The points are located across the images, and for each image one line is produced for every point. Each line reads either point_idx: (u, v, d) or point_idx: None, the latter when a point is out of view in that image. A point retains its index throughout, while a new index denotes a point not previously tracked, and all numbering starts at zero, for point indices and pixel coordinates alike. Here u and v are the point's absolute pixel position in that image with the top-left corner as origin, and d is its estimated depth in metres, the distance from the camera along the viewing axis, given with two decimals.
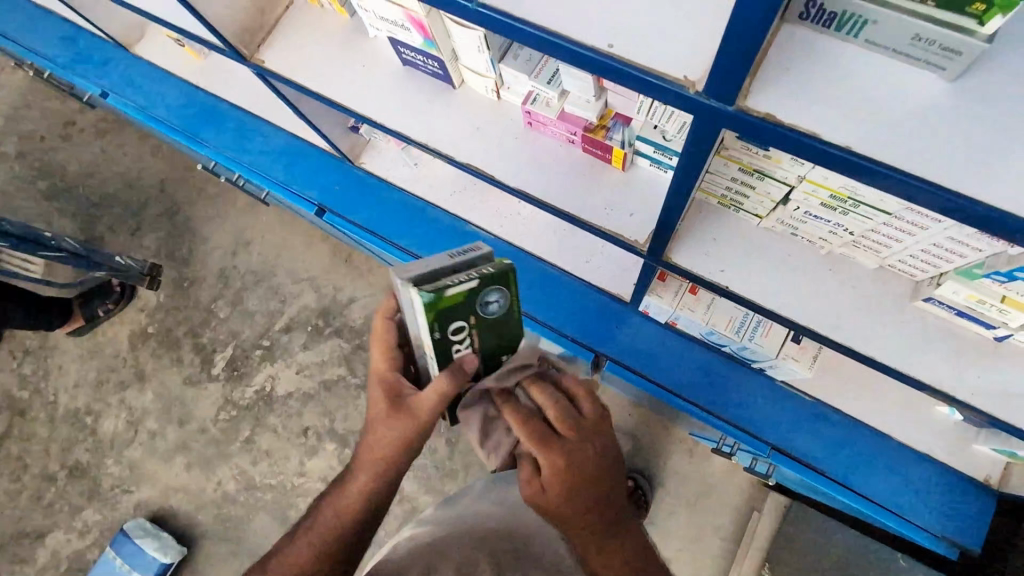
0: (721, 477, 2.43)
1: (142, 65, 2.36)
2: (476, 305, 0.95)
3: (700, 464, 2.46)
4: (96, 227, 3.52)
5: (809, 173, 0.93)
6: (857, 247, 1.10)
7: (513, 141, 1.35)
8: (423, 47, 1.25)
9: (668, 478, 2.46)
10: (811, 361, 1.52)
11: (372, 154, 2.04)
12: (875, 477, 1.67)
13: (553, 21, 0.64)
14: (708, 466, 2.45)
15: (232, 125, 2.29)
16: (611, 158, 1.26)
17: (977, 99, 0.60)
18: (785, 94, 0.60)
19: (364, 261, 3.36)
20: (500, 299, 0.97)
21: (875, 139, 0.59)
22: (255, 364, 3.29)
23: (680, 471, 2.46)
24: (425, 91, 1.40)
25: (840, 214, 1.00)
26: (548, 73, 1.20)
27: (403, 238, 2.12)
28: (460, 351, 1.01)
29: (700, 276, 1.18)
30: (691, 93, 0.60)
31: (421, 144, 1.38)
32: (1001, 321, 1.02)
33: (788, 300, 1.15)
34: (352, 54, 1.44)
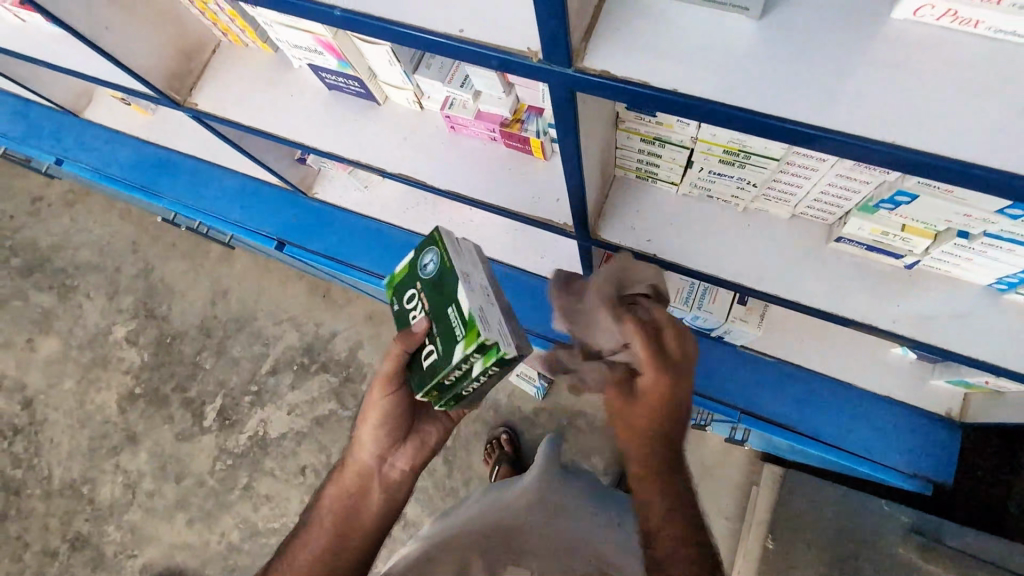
0: (716, 457, 2.45)
1: (92, 128, 2.43)
2: (417, 269, 0.99)
3: (694, 447, 2.48)
4: (75, 296, 3.56)
5: (699, 133, 0.99)
6: (767, 200, 1.15)
7: (440, 145, 1.40)
8: (340, 69, 1.31)
9: None
10: (759, 320, 1.55)
11: (323, 183, 2.11)
12: (846, 428, 1.70)
13: (407, 16, 0.70)
14: (702, 448, 2.47)
15: (185, 173, 2.35)
16: (531, 149, 1.31)
17: (791, 31, 0.63)
18: (616, 52, 0.64)
19: (342, 294, 3.40)
20: (434, 258, 0.96)
21: (702, 81, 0.63)
22: (246, 411, 3.30)
23: None
24: (351, 111, 1.46)
25: (740, 169, 1.05)
26: (460, 77, 1.25)
27: (362, 259, 2.18)
28: (415, 317, 0.97)
29: (627, 248, 1.24)
30: (534, 63, 0.65)
31: (355, 163, 1.44)
32: (907, 249, 1.08)
33: (711, 259, 1.21)
34: (280, 87, 1.51)
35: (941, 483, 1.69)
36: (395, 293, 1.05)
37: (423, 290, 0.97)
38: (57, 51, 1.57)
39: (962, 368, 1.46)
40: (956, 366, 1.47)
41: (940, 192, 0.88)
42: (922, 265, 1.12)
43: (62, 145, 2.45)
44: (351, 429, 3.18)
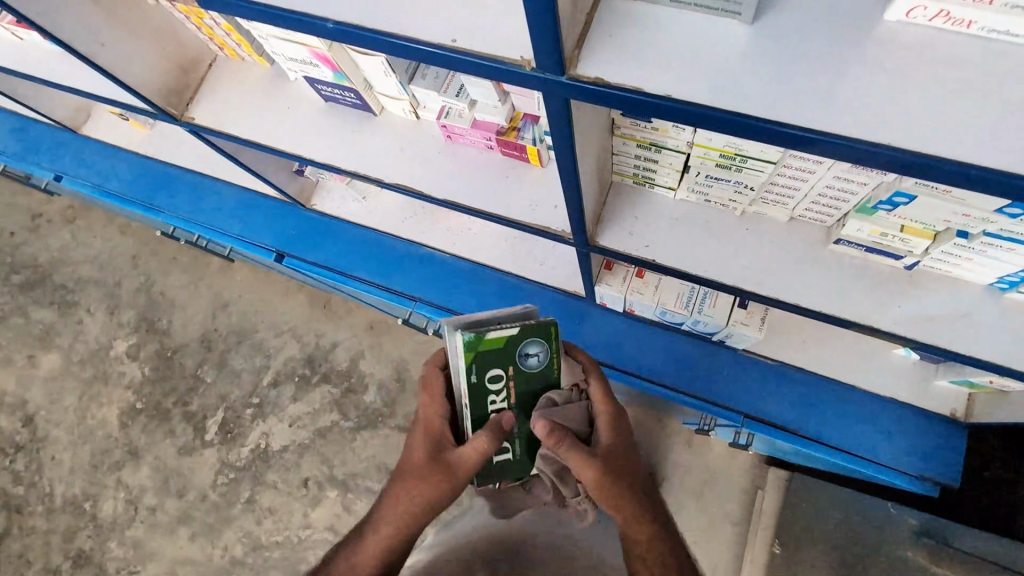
0: (721, 462, 2.43)
1: (91, 144, 2.44)
2: (517, 355, 1.02)
3: (699, 452, 2.46)
4: (76, 311, 3.56)
5: (695, 137, 0.99)
6: (765, 203, 1.15)
7: (438, 155, 1.40)
8: (336, 81, 1.32)
9: (670, 471, 2.46)
10: (760, 323, 1.54)
11: (322, 194, 2.11)
12: (850, 430, 1.68)
13: (399, 27, 0.70)
14: (707, 453, 2.46)
15: (185, 187, 2.36)
16: (528, 157, 1.31)
17: (785, 34, 0.63)
18: (610, 58, 0.64)
19: (343, 304, 3.40)
20: (540, 353, 1.04)
21: (697, 85, 0.62)
22: (248, 423, 3.28)
23: (681, 462, 2.46)
24: (348, 122, 1.47)
25: (736, 172, 1.05)
26: (456, 87, 1.26)
27: (360, 270, 2.16)
28: (495, 403, 1.05)
29: (625, 254, 1.23)
30: (528, 71, 0.65)
31: (353, 174, 1.44)
32: (907, 250, 1.08)
33: (711, 264, 1.20)
34: (277, 100, 1.51)
35: (950, 485, 1.65)
36: (475, 362, 1.00)
37: (514, 378, 1.04)
38: (56, 69, 1.58)
39: (966, 368, 1.45)
40: (959, 365, 1.46)
41: (938, 193, 0.88)
42: (922, 265, 1.11)
43: (61, 161, 2.46)
44: (353, 441, 3.17)
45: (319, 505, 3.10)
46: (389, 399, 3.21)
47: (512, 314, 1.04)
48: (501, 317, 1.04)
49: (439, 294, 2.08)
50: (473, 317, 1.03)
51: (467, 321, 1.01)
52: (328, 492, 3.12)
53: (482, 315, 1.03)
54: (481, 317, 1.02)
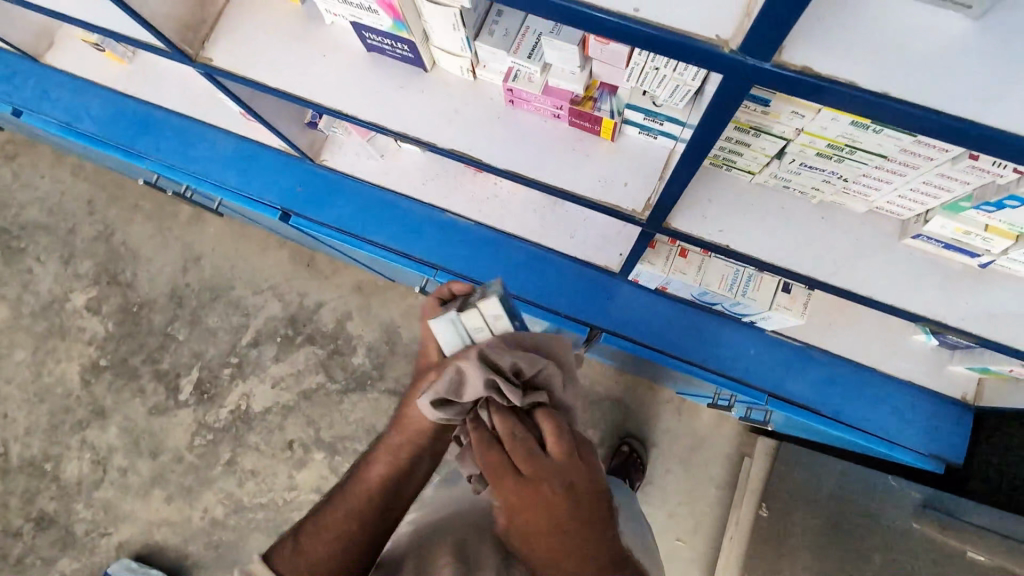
0: (710, 428, 2.55)
1: (53, 75, 2.14)
2: None
3: (688, 419, 2.58)
4: (24, 259, 3.24)
5: (807, 125, 0.94)
6: (847, 194, 1.14)
7: (497, 121, 1.29)
8: (393, 30, 1.18)
9: (660, 437, 2.58)
10: (802, 308, 1.56)
11: (333, 150, 1.94)
12: (865, 410, 1.77)
13: None
14: (696, 420, 2.58)
15: (170, 132, 2.11)
16: (600, 131, 1.24)
17: (999, 36, 0.61)
18: (818, 41, 0.58)
19: (328, 262, 3.23)
20: None
21: (914, 80, 0.58)
22: (226, 384, 3.14)
23: (670, 427, 2.58)
24: (395, 77, 1.32)
25: (835, 162, 1.01)
26: (528, 46, 1.15)
27: (376, 234, 2.02)
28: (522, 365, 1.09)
29: (699, 238, 1.18)
30: (725, 52, 0.58)
31: (399, 134, 1.30)
32: (985, 249, 1.10)
33: (788, 253, 1.17)
34: (309, 42, 1.34)
35: (952, 462, 1.77)
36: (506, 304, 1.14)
37: None
38: None
39: (983, 355, 1.53)
40: (977, 353, 1.55)
41: None
42: (995, 264, 1.14)
43: (19, 93, 2.16)
44: (341, 403, 3.07)
45: (304, 467, 3.03)
46: (378, 362, 3.12)
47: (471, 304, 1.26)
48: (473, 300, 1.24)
49: (462, 264, 1.98)
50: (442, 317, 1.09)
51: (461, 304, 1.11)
52: (314, 454, 3.04)
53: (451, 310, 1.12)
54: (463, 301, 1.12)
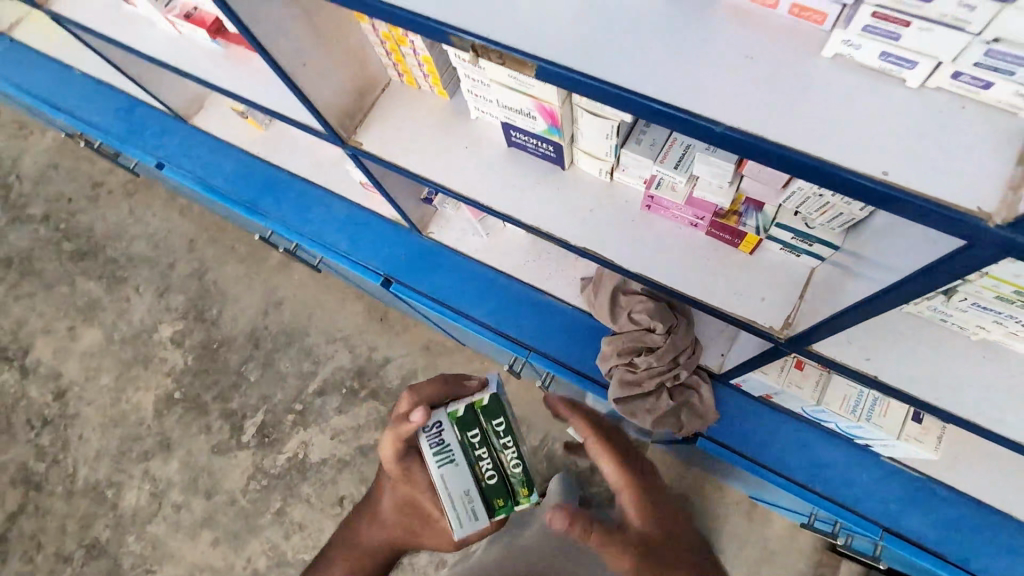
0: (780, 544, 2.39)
1: (198, 135, 2.37)
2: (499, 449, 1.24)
3: (761, 530, 2.42)
4: (124, 288, 3.47)
5: (994, 270, 0.88)
6: (1017, 337, 1.06)
7: (630, 223, 1.30)
8: (544, 134, 1.23)
9: (729, 544, 2.41)
10: (936, 441, 1.44)
11: (440, 224, 2.02)
12: (1000, 563, 1.56)
13: (812, 143, 0.61)
14: (768, 531, 2.41)
15: (292, 194, 2.26)
16: (739, 243, 1.22)
17: None
18: None
19: (400, 319, 3.29)
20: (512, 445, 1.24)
21: None
22: (287, 430, 3.16)
23: (739, 534, 2.42)
24: (533, 172, 1.36)
25: (1018, 307, 0.95)
26: (675, 157, 1.15)
27: (472, 307, 2.04)
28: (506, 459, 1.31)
29: (845, 365, 1.11)
30: (987, 224, 0.56)
31: (531, 227, 1.34)
32: None
33: (944, 392, 1.09)
34: (453, 133, 1.41)
35: None
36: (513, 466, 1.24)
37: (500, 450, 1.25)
38: (221, 72, 1.57)
39: None
40: None
41: None
42: None
43: (166, 148, 2.40)
44: None
45: None
46: None
47: (468, 454, 1.23)
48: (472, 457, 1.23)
49: (556, 346, 1.97)
50: (453, 501, 1.21)
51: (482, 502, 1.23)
52: None
53: (456, 480, 1.22)
54: (470, 470, 1.23)
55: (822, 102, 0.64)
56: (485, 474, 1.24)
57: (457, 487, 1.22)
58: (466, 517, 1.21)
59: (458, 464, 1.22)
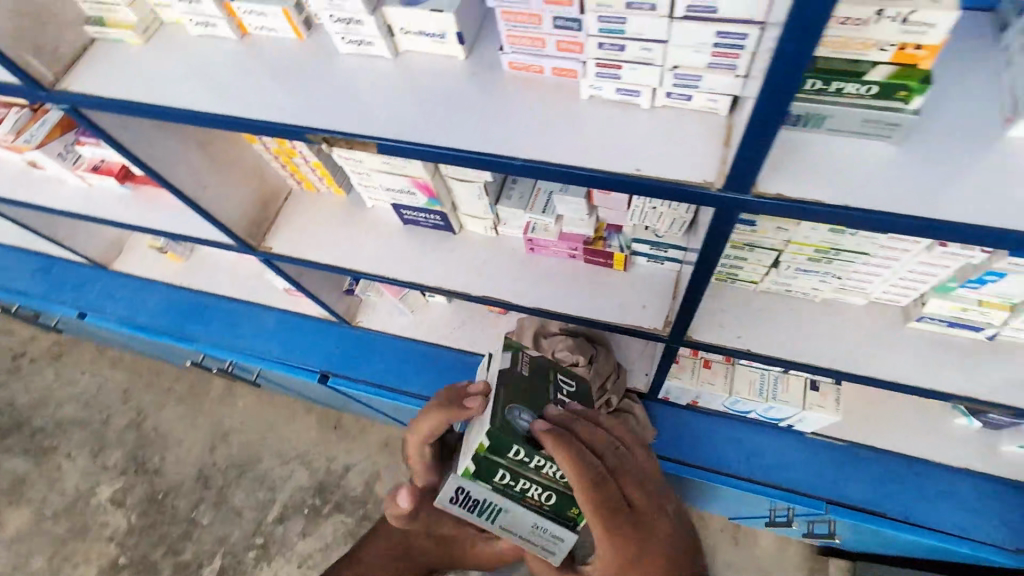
0: (765, 556, 2.42)
1: (118, 278, 2.42)
2: (537, 471, 1.00)
3: (743, 546, 2.44)
4: (54, 457, 3.27)
5: (793, 236, 1.09)
6: (845, 291, 1.26)
7: (522, 268, 1.47)
8: (427, 206, 1.41)
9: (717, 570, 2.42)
10: (836, 405, 1.56)
11: (368, 312, 2.14)
12: (935, 508, 1.66)
13: (586, 160, 0.79)
14: (751, 547, 2.44)
15: (218, 315, 2.31)
16: (612, 263, 1.40)
17: (921, 151, 0.77)
18: (788, 177, 0.75)
19: (353, 423, 3.25)
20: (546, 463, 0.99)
21: (862, 191, 0.74)
22: (251, 569, 2.95)
23: (725, 558, 2.43)
24: (430, 242, 1.53)
25: (825, 263, 1.16)
26: (542, 202, 1.35)
27: (412, 383, 2.09)
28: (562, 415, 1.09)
29: (722, 347, 1.28)
30: (713, 190, 0.75)
31: (437, 289, 1.49)
32: (985, 322, 1.17)
33: (805, 349, 1.26)
34: (353, 224, 1.58)
35: None
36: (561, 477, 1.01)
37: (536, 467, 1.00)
38: (132, 211, 1.70)
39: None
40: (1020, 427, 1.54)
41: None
42: (1002, 335, 1.20)
43: (86, 298, 2.43)
44: None
45: None
46: None
47: (509, 492, 1.03)
48: (515, 488, 1.03)
49: None
50: (530, 538, 1.10)
51: (556, 522, 1.05)
52: None
53: (522, 520, 1.05)
54: (525, 506, 1.04)
55: (590, 129, 0.82)
56: (542, 499, 1.04)
57: (527, 525, 1.07)
58: (551, 541, 1.08)
59: (509, 509, 1.05)
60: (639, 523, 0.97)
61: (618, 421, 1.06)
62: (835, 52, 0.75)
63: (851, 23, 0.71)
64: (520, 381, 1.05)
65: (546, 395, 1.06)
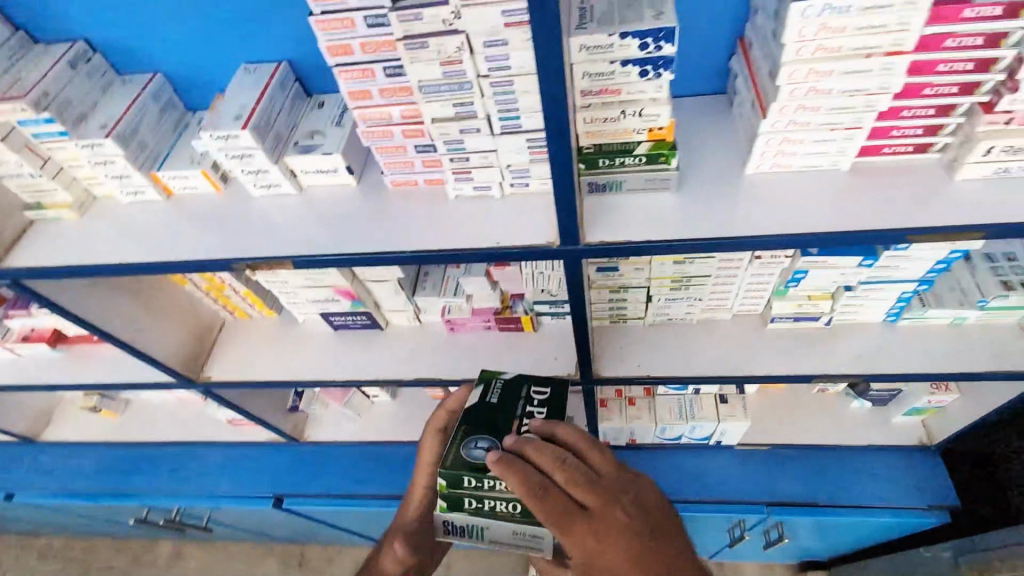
0: None
1: (49, 448, 2.36)
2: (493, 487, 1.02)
3: None
4: None
5: (651, 272, 1.34)
6: (712, 309, 1.50)
7: (446, 347, 1.64)
8: (352, 309, 1.58)
9: None
10: (744, 412, 1.77)
11: (316, 425, 2.20)
12: (856, 487, 1.82)
13: (460, 242, 1.01)
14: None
15: (161, 463, 2.27)
16: (522, 325, 1.61)
17: (695, 195, 0.99)
18: (606, 228, 0.97)
19: (318, 554, 3.00)
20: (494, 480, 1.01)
21: (661, 229, 0.96)
22: None
23: None
24: (360, 342, 1.68)
25: (685, 290, 1.41)
26: (452, 286, 1.55)
27: (370, 484, 2.11)
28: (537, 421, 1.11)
29: (626, 377, 1.48)
30: (554, 247, 0.96)
31: (373, 382, 1.62)
32: (819, 312, 1.42)
33: (693, 365, 1.48)
34: (286, 341, 1.71)
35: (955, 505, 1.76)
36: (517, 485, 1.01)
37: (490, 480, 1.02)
38: (64, 371, 1.75)
39: (902, 397, 1.76)
40: (899, 396, 1.76)
41: (820, 265, 1.26)
42: (836, 320, 1.46)
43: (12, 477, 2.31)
44: None
45: None
46: None
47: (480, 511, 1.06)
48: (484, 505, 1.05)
49: None
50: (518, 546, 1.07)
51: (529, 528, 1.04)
52: None
53: (500, 534, 1.06)
54: (501, 521, 1.05)
55: (460, 219, 1.05)
56: (512, 509, 1.04)
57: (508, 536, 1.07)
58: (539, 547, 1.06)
59: (488, 527, 1.07)
60: (600, 528, 0.89)
61: (574, 429, 1.00)
62: (608, 139, 0.95)
63: (601, 121, 0.91)
64: (475, 410, 1.11)
65: (509, 410, 1.10)
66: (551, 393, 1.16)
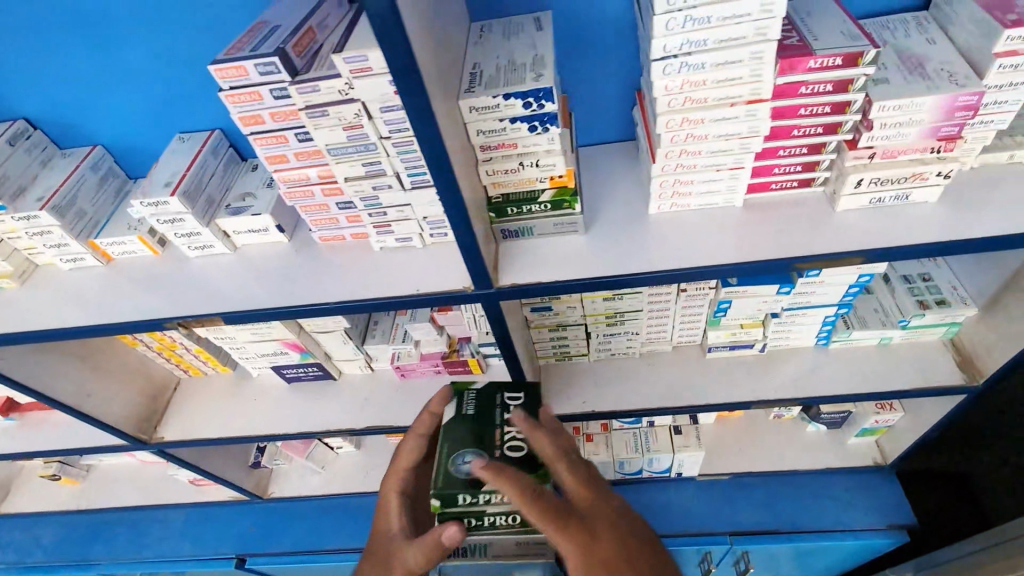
0: None
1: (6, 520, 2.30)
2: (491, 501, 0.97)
3: None
4: None
5: (584, 309, 1.39)
6: (652, 342, 1.54)
7: (399, 394, 1.65)
8: (302, 360, 1.60)
9: None
10: (698, 441, 1.78)
11: (279, 480, 2.17)
12: (818, 513, 1.82)
13: (382, 291, 1.05)
14: None
15: (121, 529, 2.22)
16: (471, 368, 1.63)
17: (603, 235, 1.05)
18: (517, 271, 1.02)
19: None
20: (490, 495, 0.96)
21: (567, 270, 1.01)
22: None
23: None
24: (313, 394, 1.69)
25: (620, 325, 1.45)
26: (400, 334, 1.58)
27: (334, 539, 2.06)
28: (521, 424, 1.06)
29: (572, 414, 1.49)
30: (468, 291, 1.00)
31: (326, 433, 1.62)
32: (753, 338, 1.46)
33: (636, 398, 1.50)
34: (240, 395, 1.72)
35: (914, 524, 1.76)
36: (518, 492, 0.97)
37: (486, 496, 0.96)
38: (14, 439, 1.73)
39: (855, 418, 1.78)
40: (851, 418, 1.79)
41: (741, 294, 1.32)
42: (770, 346, 1.50)
43: None
44: None
45: None
46: None
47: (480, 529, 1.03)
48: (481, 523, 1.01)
49: None
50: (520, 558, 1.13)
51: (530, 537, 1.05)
52: None
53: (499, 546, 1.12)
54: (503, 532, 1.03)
55: (383, 269, 1.09)
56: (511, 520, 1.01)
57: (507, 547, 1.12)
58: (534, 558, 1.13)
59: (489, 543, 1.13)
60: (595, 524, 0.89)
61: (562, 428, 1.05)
62: (515, 189, 1.00)
63: (503, 172, 0.97)
64: (460, 429, 1.04)
65: (488, 421, 1.06)
66: (526, 397, 1.12)
